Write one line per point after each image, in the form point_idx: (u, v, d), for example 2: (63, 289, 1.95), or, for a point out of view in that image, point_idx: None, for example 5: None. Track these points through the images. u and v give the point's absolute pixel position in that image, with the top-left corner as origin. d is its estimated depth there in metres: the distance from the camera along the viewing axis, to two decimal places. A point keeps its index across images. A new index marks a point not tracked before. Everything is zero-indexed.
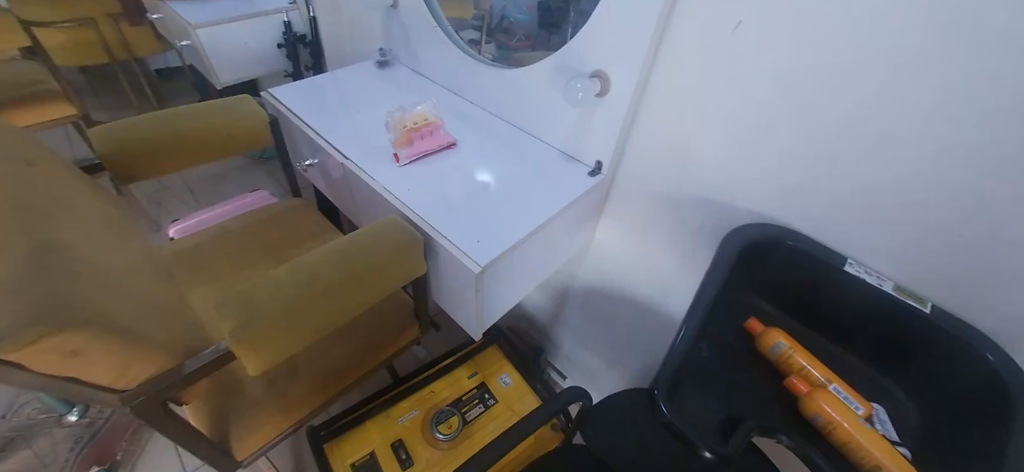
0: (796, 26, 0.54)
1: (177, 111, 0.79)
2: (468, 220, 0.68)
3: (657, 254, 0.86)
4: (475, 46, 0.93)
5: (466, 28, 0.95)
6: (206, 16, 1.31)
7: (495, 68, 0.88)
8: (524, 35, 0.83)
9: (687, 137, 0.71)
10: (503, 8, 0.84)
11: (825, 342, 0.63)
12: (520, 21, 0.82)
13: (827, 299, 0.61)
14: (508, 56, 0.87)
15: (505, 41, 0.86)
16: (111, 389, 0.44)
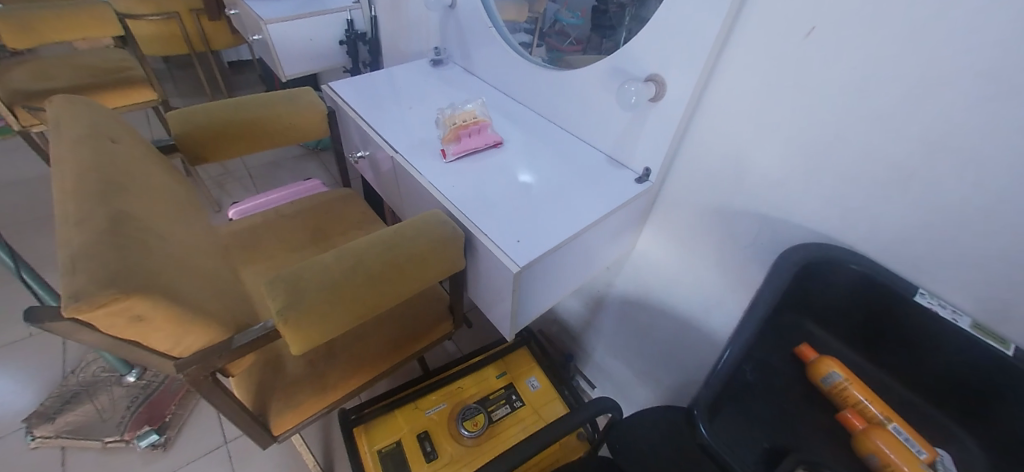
0: (879, 34, 0.50)
1: (245, 99, 0.84)
2: (510, 220, 0.68)
3: (702, 269, 0.82)
4: (526, 48, 0.93)
5: (518, 31, 0.95)
6: (276, 13, 1.39)
7: (545, 71, 0.88)
8: (576, 38, 0.83)
9: (745, 147, 0.67)
10: (557, 11, 0.85)
11: (887, 377, 0.57)
12: (574, 25, 0.83)
13: (893, 331, 0.55)
14: (559, 59, 0.87)
15: (556, 45, 0.87)
16: (168, 355, 0.47)
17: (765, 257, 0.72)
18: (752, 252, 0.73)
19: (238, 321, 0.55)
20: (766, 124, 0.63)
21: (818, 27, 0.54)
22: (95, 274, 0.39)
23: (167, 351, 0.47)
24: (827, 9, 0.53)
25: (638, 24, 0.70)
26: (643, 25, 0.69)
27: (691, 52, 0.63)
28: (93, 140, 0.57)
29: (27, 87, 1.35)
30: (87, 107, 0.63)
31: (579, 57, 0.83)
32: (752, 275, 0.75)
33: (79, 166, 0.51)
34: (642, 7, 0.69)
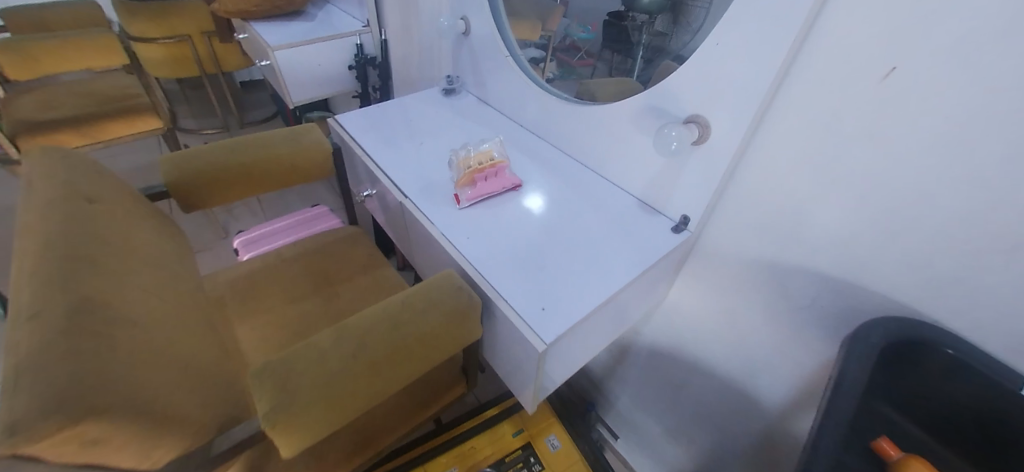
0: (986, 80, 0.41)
1: (246, 138, 0.77)
2: (533, 282, 0.60)
3: (746, 325, 0.74)
4: (536, 64, 0.90)
5: (529, 47, 0.92)
6: (284, 39, 1.35)
7: (552, 87, 0.86)
8: (586, 52, 0.80)
9: (802, 198, 0.59)
10: (567, 26, 0.83)
11: None
12: (584, 39, 0.80)
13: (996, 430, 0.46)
14: (569, 74, 0.84)
15: (566, 60, 0.84)
16: None
17: (824, 320, 0.63)
18: (807, 314, 0.65)
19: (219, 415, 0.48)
20: (829, 175, 0.55)
21: (901, 68, 0.46)
22: (40, 397, 0.32)
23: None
24: (912, 49, 0.45)
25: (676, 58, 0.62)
26: (679, 57, 0.61)
27: (741, 93, 0.55)
28: (67, 203, 0.51)
29: (29, 117, 1.31)
30: (67, 161, 0.58)
31: (591, 71, 0.80)
32: (807, 338, 0.67)
33: (43, 240, 0.44)
34: (678, 37, 0.61)
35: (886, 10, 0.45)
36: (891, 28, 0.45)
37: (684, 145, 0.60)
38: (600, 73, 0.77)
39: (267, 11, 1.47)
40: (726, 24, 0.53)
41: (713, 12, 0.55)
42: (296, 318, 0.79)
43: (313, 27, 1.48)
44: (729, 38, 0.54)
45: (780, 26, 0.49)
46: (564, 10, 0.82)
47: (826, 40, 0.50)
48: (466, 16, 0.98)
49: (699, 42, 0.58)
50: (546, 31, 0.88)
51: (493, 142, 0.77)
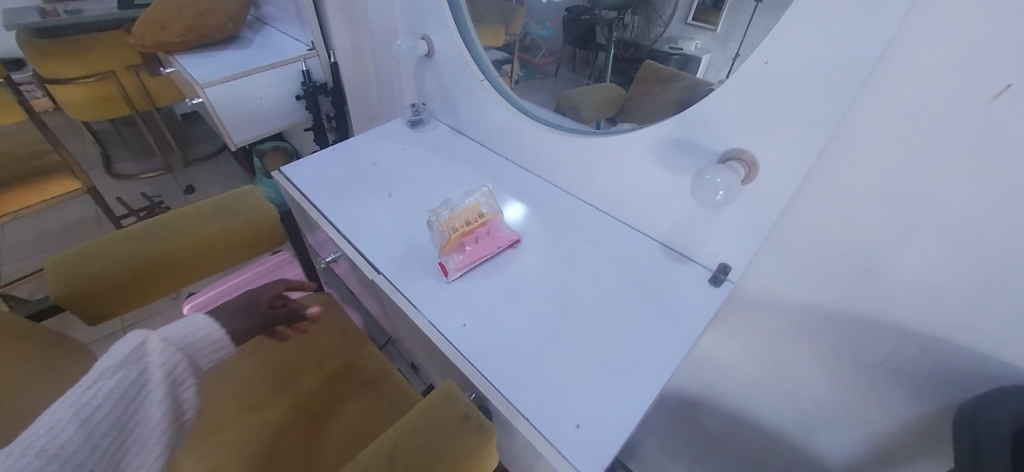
0: None
1: (164, 219, 0.61)
2: (558, 386, 0.48)
3: (800, 379, 0.63)
4: (502, 67, 0.80)
5: (490, 50, 0.80)
6: (216, 73, 1.16)
7: (520, 89, 0.78)
8: (548, 51, 0.75)
9: (874, 243, 0.48)
10: (524, 25, 0.76)
11: None
12: (543, 38, 0.74)
13: None
14: (531, 76, 0.78)
15: (527, 60, 0.78)
16: None
17: (903, 378, 0.52)
18: (880, 370, 0.54)
19: None
20: (911, 217, 0.44)
21: (1017, 87, 0.35)
22: None
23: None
24: None
25: (686, 72, 0.52)
26: (653, 51, 0.56)
27: (796, 125, 0.44)
28: None
29: None
30: None
31: (555, 70, 0.75)
32: (879, 396, 0.56)
33: None
34: (647, 26, 0.56)
35: (999, 10, 0.34)
36: (1004, 34, 0.34)
37: (733, 189, 0.46)
38: (565, 71, 0.73)
39: (194, 41, 1.28)
40: (776, 38, 0.41)
41: (725, 20, 0.46)
42: (257, 436, 0.64)
43: (250, 55, 1.29)
44: (699, 29, 0.50)
45: (853, 40, 0.37)
46: (520, 10, 0.76)
47: (908, 51, 0.38)
48: (428, 35, 0.84)
49: (673, 30, 0.53)
50: (509, 34, 0.79)
51: (480, 193, 0.65)
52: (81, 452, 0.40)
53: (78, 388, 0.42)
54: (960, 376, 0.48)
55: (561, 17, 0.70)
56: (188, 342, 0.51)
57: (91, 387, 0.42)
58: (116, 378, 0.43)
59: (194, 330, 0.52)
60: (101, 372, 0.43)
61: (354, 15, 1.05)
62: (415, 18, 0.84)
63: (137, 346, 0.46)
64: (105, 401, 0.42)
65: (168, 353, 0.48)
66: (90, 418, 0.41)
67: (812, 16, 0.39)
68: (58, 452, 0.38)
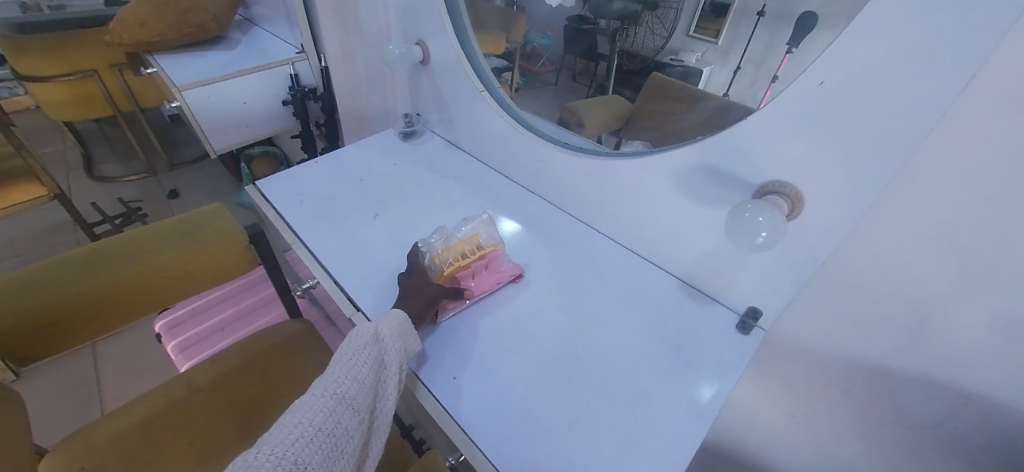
0: None
1: (110, 246, 0.53)
2: (567, 459, 0.40)
3: (833, 434, 0.56)
4: (501, 74, 0.74)
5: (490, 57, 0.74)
6: (195, 75, 1.08)
7: (521, 96, 0.73)
8: (549, 59, 0.71)
9: (937, 295, 0.41)
10: (524, 33, 0.72)
11: None
12: (544, 46, 0.71)
13: None
14: (531, 84, 0.73)
15: (527, 68, 0.74)
16: None
17: (959, 446, 0.45)
18: (931, 435, 0.47)
19: None
20: (984, 267, 0.37)
21: None
22: None
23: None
24: None
25: (688, 83, 0.50)
26: (655, 62, 0.53)
27: (848, 158, 0.37)
28: None
29: None
30: None
31: (555, 78, 0.71)
32: (927, 461, 0.49)
33: None
34: (650, 37, 0.53)
35: None
36: None
37: (777, 230, 0.39)
38: (565, 80, 0.69)
39: (175, 41, 1.20)
40: (834, 55, 0.34)
41: (727, 31, 0.44)
42: None
43: (235, 57, 1.22)
44: (700, 41, 0.47)
45: (935, 59, 0.31)
46: (523, 17, 0.71)
47: (994, 73, 0.32)
48: (423, 40, 0.77)
49: (675, 42, 0.50)
50: (510, 42, 0.74)
51: (478, 219, 0.59)
52: (357, 403, 0.39)
53: (340, 361, 0.40)
54: None
55: (563, 25, 0.67)
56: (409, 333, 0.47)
57: (353, 355, 0.41)
58: (371, 350, 0.42)
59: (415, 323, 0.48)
60: (357, 344, 0.42)
61: (346, 18, 0.98)
62: (409, 21, 0.77)
63: (376, 329, 0.43)
64: (366, 368, 0.41)
65: (403, 334, 0.44)
66: (360, 379, 0.40)
67: (882, 31, 0.32)
68: (346, 402, 0.38)
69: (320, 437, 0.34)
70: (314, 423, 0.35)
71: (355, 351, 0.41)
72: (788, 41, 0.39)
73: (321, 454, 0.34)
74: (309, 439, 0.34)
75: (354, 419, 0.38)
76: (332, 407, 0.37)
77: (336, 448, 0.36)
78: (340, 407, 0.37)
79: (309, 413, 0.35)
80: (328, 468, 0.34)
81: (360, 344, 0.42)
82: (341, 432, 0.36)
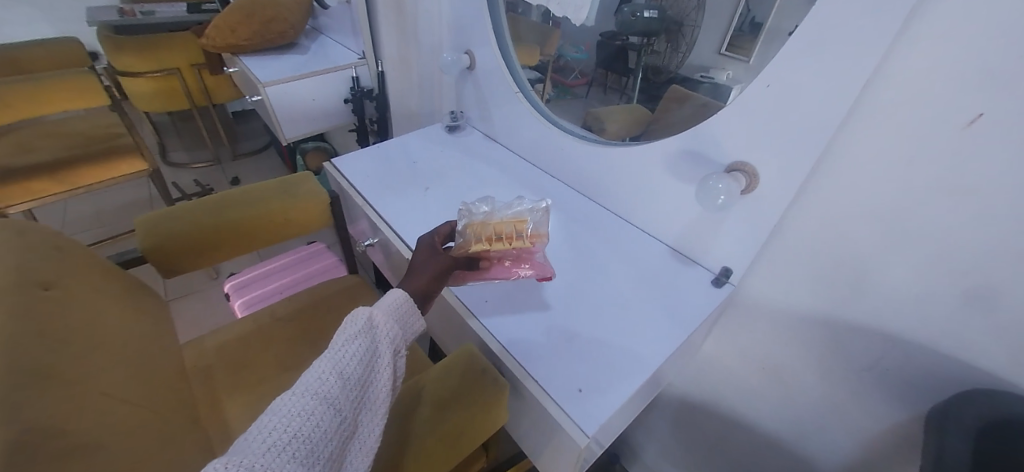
0: None
1: (234, 194, 0.70)
2: (567, 359, 0.53)
3: (795, 384, 0.67)
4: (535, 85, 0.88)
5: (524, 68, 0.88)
6: (276, 74, 1.29)
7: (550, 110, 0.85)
8: (580, 72, 0.81)
9: (865, 254, 0.52)
10: (559, 48, 0.83)
11: None
12: (577, 59, 0.81)
13: None
14: (563, 96, 0.85)
15: (561, 80, 0.84)
16: None
17: (890, 384, 0.56)
18: (869, 376, 0.57)
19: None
20: (895, 229, 0.49)
21: (989, 116, 0.40)
22: None
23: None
24: (1005, 95, 0.38)
25: (715, 99, 0.57)
26: (681, 76, 0.61)
27: (787, 142, 0.50)
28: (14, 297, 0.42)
29: (5, 163, 1.23)
30: (20, 236, 0.49)
31: (586, 91, 0.80)
32: (866, 402, 0.59)
33: (2, 346, 0.38)
34: (676, 54, 0.61)
35: (960, 51, 0.40)
36: (974, 69, 0.39)
37: (732, 197, 0.53)
38: (595, 93, 0.78)
39: (258, 45, 1.42)
40: (773, 67, 0.48)
41: (759, 50, 0.50)
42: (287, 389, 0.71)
43: (306, 60, 1.42)
44: (731, 59, 0.54)
45: (836, 70, 0.44)
46: (557, 31, 0.82)
47: (887, 81, 0.44)
48: (471, 50, 0.93)
49: (703, 59, 0.58)
50: (544, 55, 0.86)
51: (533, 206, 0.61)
52: (339, 402, 0.41)
53: (328, 355, 0.43)
54: (941, 382, 0.51)
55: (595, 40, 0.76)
56: (404, 318, 0.49)
57: (342, 350, 0.43)
58: (359, 343, 0.44)
59: (411, 309, 0.50)
60: (345, 336, 0.44)
61: (405, 30, 1.16)
62: (460, 35, 0.94)
63: (366, 320, 0.46)
64: (353, 362, 0.43)
65: (395, 322, 0.47)
66: (345, 376, 0.42)
67: (803, 49, 0.45)
68: (328, 402, 0.40)
69: (294, 443, 0.37)
70: (288, 430, 0.37)
71: (343, 344, 0.44)
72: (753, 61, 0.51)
73: (294, 460, 0.36)
74: (281, 448, 0.36)
75: (335, 420, 0.40)
76: (311, 409, 0.39)
77: (314, 450, 0.38)
78: (319, 408, 0.39)
79: (286, 419, 0.38)
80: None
81: (350, 335, 0.44)
82: (318, 434, 0.38)
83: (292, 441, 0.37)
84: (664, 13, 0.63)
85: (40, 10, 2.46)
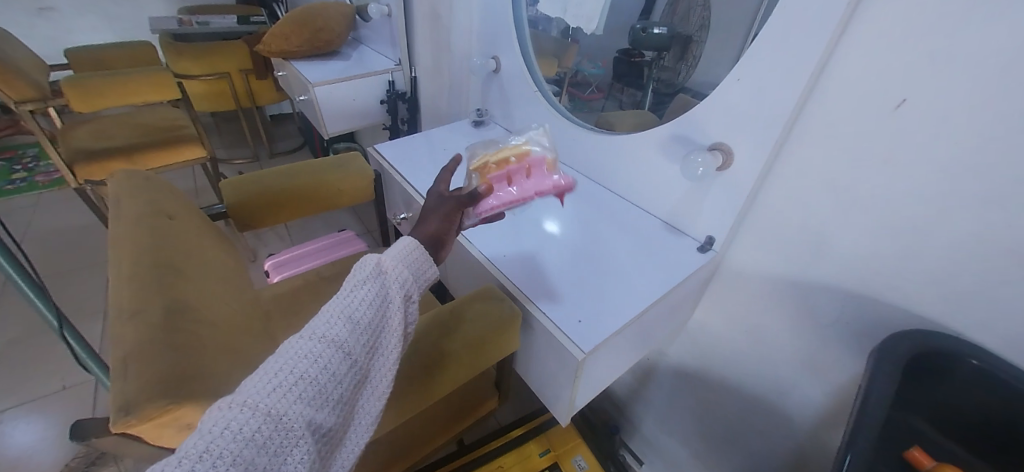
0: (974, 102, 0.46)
1: (296, 167, 0.93)
2: (571, 299, 0.64)
3: (772, 343, 0.76)
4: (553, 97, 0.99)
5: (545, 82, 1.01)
6: (323, 76, 1.45)
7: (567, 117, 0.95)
8: (597, 86, 0.91)
9: (824, 221, 0.62)
10: (578, 64, 0.94)
11: None
12: (594, 75, 0.92)
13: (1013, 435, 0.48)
14: (580, 106, 0.95)
15: (577, 94, 0.95)
16: None
17: (849, 336, 0.65)
18: (832, 330, 0.67)
19: None
20: (846, 196, 0.59)
21: (910, 100, 0.50)
22: (146, 382, 0.37)
23: (174, 448, 0.42)
24: (922, 84, 0.49)
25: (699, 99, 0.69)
26: (687, 86, 0.72)
27: (757, 122, 0.62)
28: (148, 218, 0.56)
29: (89, 146, 1.42)
30: (146, 181, 0.64)
31: (601, 103, 0.91)
32: (831, 355, 0.68)
33: (137, 251, 0.50)
34: (684, 66, 0.72)
35: (885, 49, 0.50)
36: (898, 62, 0.50)
37: (709, 171, 0.67)
38: (612, 104, 0.89)
39: (307, 51, 1.59)
40: (745, 63, 0.60)
41: (748, 55, 0.60)
42: None
43: (349, 65, 1.59)
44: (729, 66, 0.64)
45: (791, 64, 0.55)
46: (575, 46, 0.94)
47: (834, 74, 0.55)
48: (497, 56, 1.07)
49: (713, 73, 0.67)
50: (562, 67, 0.97)
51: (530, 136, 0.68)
52: (347, 345, 0.44)
53: (338, 301, 0.46)
54: (888, 330, 0.60)
55: (612, 58, 0.87)
56: (417, 264, 0.52)
57: (353, 294, 0.46)
58: (367, 290, 0.47)
59: (423, 254, 0.53)
60: (355, 283, 0.47)
61: (439, 39, 1.30)
62: (488, 42, 1.08)
63: (376, 265, 0.49)
64: (362, 307, 0.46)
65: (406, 268, 0.50)
66: (355, 320, 0.45)
67: (766, 48, 0.57)
68: (336, 344, 0.43)
69: (302, 384, 0.40)
70: (296, 371, 0.40)
71: (352, 291, 0.47)
72: (730, 60, 0.63)
73: (302, 399, 0.39)
74: (288, 388, 0.39)
75: (345, 362, 0.43)
76: (319, 352, 0.42)
77: (322, 389, 0.41)
78: (328, 350, 0.42)
79: (294, 360, 0.41)
80: (313, 410, 0.40)
81: (361, 282, 0.48)
82: (325, 376, 0.41)
83: (300, 382, 0.40)
84: (674, 31, 0.73)
85: (105, 19, 2.72)
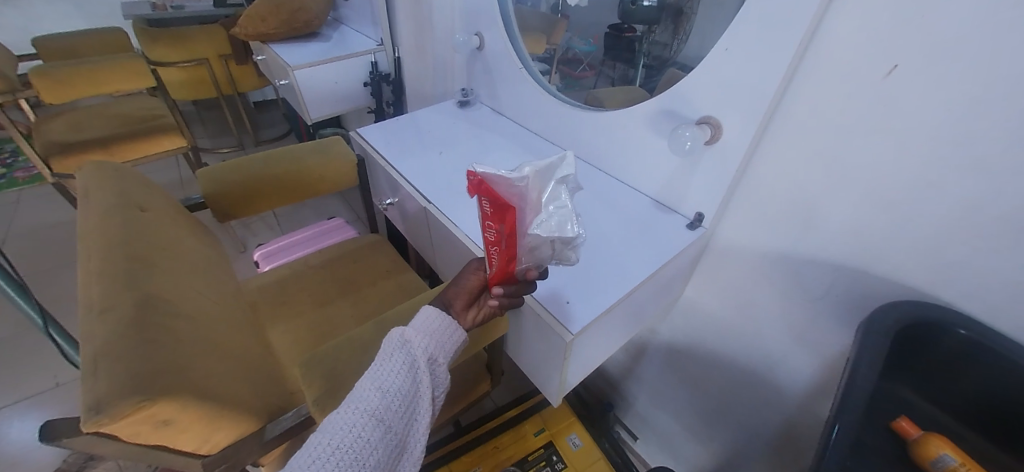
0: (968, 65, 0.45)
1: (276, 154, 0.91)
2: (560, 280, 0.63)
3: (763, 318, 0.76)
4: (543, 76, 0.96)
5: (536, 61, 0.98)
6: (303, 59, 1.41)
7: (556, 95, 0.93)
8: (589, 64, 0.88)
9: (814, 194, 0.61)
10: (569, 40, 0.90)
11: (985, 441, 0.51)
12: (586, 52, 0.88)
13: (997, 398, 0.49)
14: (571, 84, 0.92)
15: (569, 72, 0.92)
16: (179, 450, 0.44)
17: (839, 309, 0.65)
18: (822, 303, 0.66)
19: (248, 380, 0.53)
20: (837, 168, 0.58)
21: (901, 67, 0.49)
22: (118, 380, 0.36)
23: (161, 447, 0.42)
24: (915, 50, 0.47)
25: (686, 71, 0.67)
26: (677, 59, 0.69)
27: (748, 94, 0.60)
28: (121, 211, 0.54)
29: (64, 139, 1.38)
30: (116, 173, 0.62)
31: (593, 81, 0.88)
32: (821, 327, 0.68)
33: (105, 244, 0.48)
34: (672, 38, 0.70)
35: (879, 12, 0.48)
36: (891, 26, 0.48)
37: (697, 145, 0.66)
38: (603, 83, 0.86)
39: (285, 33, 1.53)
40: (734, 31, 0.58)
41: (736, 22, 0.57)
42: (326, 322, 0.82)
43: (330, 47, 1.54)
44: (718, 34, 0.61)
45: (783, 29, 0.53)
46: (564, 22, 0.90)
47: (825, 42, 0.53)
48: (480, 32, 1.03)
49: (701, 43, 0.65)
50: (551, 44, 0.94)
51: (562, 178, 0.43)
52: (380, 413, 0.44)
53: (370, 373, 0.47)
54: (878, 302, 0.60)
55: (602, 33, 0.84)
56: (443, 328, 0.52)
57: (382, 366, 0.47)
58: (397, 360, 0.48)
59: (447, 322, 0.52)
60: (384, 356, 0.48)
61: (420, 16, 1.26)
62: (471, 17, 1.04)
63: (403, 337, 0.49)
64: (392, 376, 0.46)
65: (428, 333, 0.50)
66: (386, 389, 0.45)
67: (756, 14, 0.55)
68: (368, 414, 0.43)
69: (337, 454, 0.41)
70: (331, 443, 0.41)
71: (383, 363, 0.48)
72: (718, 28, 0.61)
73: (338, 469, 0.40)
74: (324, 460, 0.40)
75: (379, 430, 0.43)
76: (353, 422, 0.43)
77: (358, 457, 0.41)
78: (362, 420, 0.43)
79: (330, 432, 0.42)
80: None
81: (389, 353, 0.48)
82: (360, 445, 0.42)
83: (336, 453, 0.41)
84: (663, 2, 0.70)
85: (74, 6, 2.62)
